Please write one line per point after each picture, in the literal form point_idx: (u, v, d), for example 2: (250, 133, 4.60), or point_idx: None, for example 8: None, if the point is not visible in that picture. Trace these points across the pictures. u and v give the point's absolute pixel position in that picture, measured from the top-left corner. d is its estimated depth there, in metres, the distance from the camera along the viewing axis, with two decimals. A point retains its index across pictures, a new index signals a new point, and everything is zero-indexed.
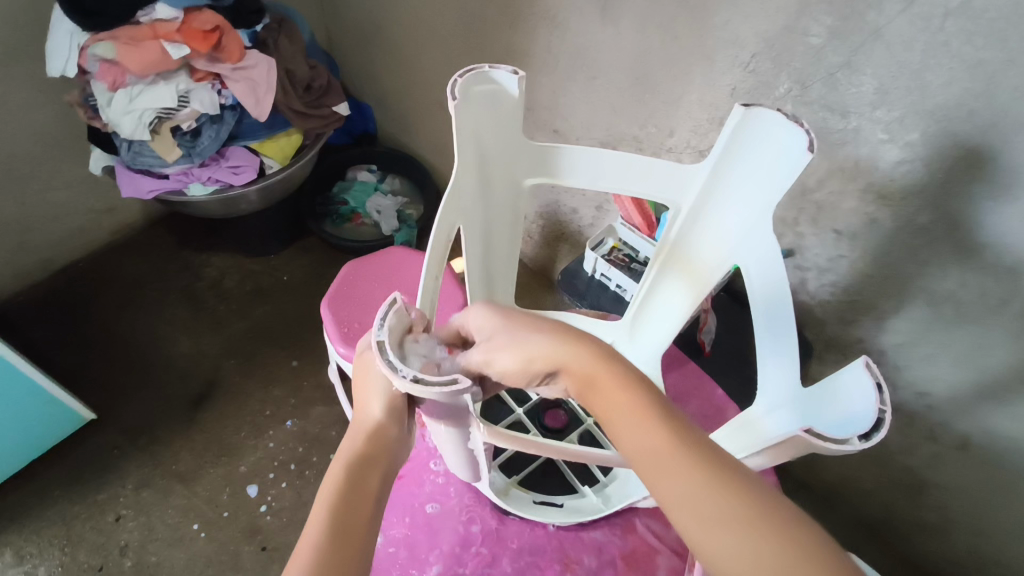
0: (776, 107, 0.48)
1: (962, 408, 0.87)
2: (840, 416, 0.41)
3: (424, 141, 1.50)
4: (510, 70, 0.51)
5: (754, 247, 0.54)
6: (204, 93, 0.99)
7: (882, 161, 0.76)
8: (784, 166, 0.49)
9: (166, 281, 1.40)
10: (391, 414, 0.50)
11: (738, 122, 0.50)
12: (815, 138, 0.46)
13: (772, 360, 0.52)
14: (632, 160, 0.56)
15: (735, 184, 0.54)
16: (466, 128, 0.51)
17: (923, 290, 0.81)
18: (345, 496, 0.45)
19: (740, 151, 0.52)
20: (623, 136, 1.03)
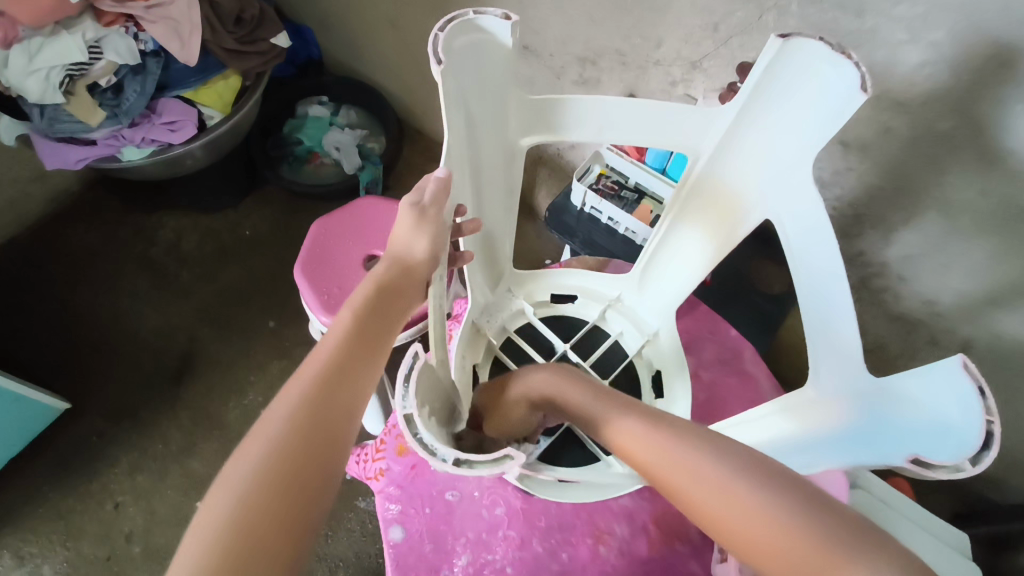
0: (820, 37, 0.40)
1: (970, 314, 0.86)
2: (933, 423, 0.41)
3: (379, 64, 1.36)
4: (500, 15, 0.43)
5: (790, 203, 0.47)
6: (119, 40, 0.85)
7: (900, 65, 0.68)
8: (827, 108, 0.42)
9: (117, 250, 1.29)
10: (429, 260, 0.50)
11: (772, 57, 0.42)
12: (868, 75, 0.39)
13: (826, 345, 0.49)
14: (645, 106, 0.48)
15: (765, 130, 0.47)
16: (454, 89, 0.44)
17: (937, 200, 0.77)
18: (356, 341, 0.43)
19: (773, 91, 0.44)
20: (604, 50, 0.93)
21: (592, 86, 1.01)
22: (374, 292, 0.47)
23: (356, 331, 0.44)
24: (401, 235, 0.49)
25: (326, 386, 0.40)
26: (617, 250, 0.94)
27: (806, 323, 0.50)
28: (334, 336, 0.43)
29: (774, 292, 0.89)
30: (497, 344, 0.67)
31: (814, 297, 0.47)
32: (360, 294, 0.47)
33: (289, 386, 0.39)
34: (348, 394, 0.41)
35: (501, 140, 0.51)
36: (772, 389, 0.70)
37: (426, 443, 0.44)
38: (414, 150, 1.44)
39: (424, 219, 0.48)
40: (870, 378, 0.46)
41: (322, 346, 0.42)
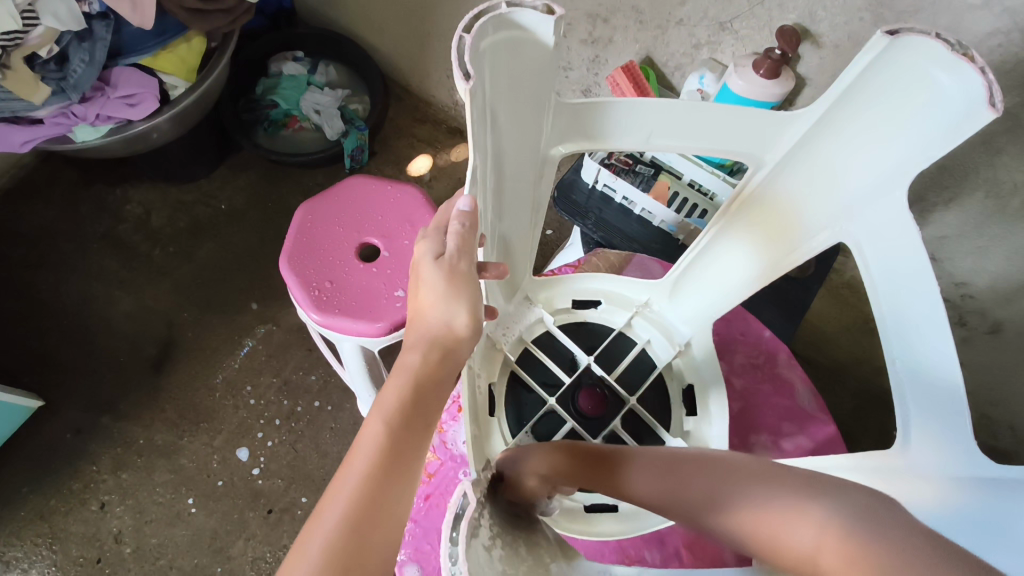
0: (934, 34, 0.35)
1: (1006, 299, 0.80)
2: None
3: (359, 15, 1.23)
4: (540, 7, 0.35)
5: (878, 217, 0.44)
6: (57, 1, 0.73)
7: (967, 33, 0.59)
8: (936, 119, 0.38)
9: (81, 227, 1.18)
10: (473, 331, 0.44)
11: (876, 57, 0.37)
12: (994, 83, 0.34)
13: (923, 398, 0.42)
14: (711, 115, 0.42)
15: (853, 135, 0.42)
16: (483, 95, 0.37)
17: (988, 181, 0.70)
18: (391, 458, 0.37)
19: (871, 94, 0.39)
20: (618, 6, 0.83)
21: (602, 46, 0.91)
22: (410, 392, 0.40)
23: (393, 441, 0.37)
24: (435, 301, 0.43)
25: (358, 527, 0.33)
26: (632, 233, 0.86)
27: (891, 365, 0.44)
28: (368, 449, 0.37)
29: (797, 276, 0.81)
30: (514, 357, 0.60)
31: (897, 331, 0.43)
32: (393, 392, 0.40)
33: (313, 527, 0.33)
34: (386, 534, 0.34)
35: (532, 148, 0.45)
36: (810, 395, 0.64)
37: None
38: (401, 111, 1.32)
39: (458, 278, 0.42)
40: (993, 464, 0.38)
41: (349, 474, 0.35)
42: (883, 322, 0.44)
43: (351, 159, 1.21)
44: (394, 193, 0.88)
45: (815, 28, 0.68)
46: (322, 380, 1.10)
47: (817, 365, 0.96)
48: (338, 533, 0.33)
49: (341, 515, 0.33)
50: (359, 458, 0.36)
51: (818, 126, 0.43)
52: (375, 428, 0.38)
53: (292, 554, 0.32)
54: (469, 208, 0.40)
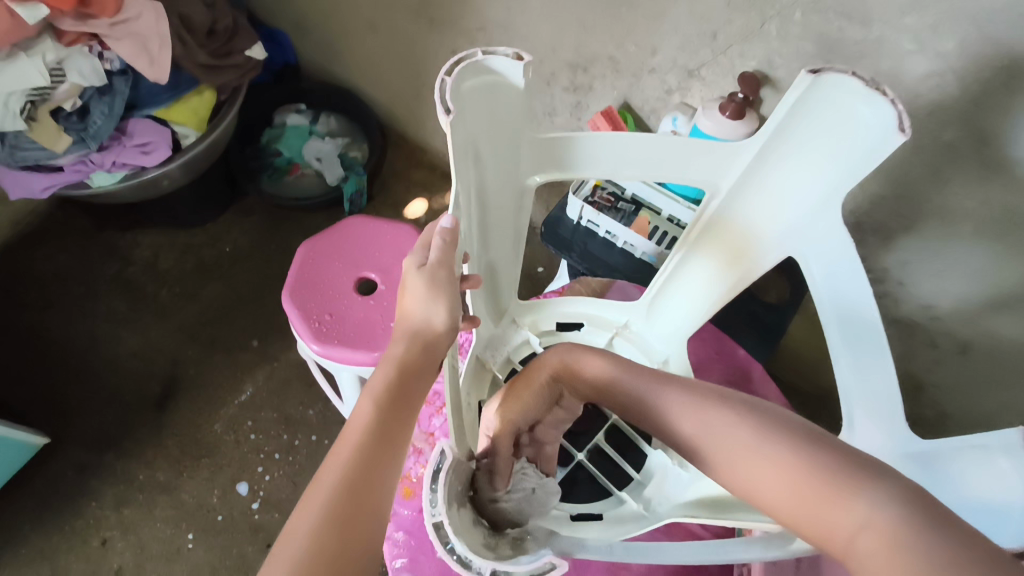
0: (852, 72, 0.41)
1: (970, 319, 0.84)
2: (1000, 506, 0.38)
3: (359, 69, 1.31)
4: (511, 54, 0.41)
5: (820, 234, 0.49)
6: (82, 60, 0.81)
7: (907, 74, 0.66)
8: (860, 144, 0.43)
9: (92, 270, 1.23)
10: (449, 330, 0.48)
11: (802, 93, 0.43)
12: (904, 111, 0.40)
13: (861, 396, 0.47)
14: (667, 144, 0.48)
15: (793, 161, 0.47)
16: (464, 130, 0.42)
17: (941, 209, 0.75)
18: (380, 436, 0.41)
19: (804, 125, 0.45)
20: (595, 57, 0.90)
21: (583, 92, 0.98)
22: (395, 377, 0.44)
23: (380, 421, 0.41)
24: (418, 303, 0.47)
25: (354, 487, 0.37)
26: (616, 265, 0.91)
27: (837, 367, 0.48)
28: (358, 428, 0.41)
29: (771, 302, 0.85)
30: (502, 377, 0.64)
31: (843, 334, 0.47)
32: (379, 379, 0.44)
33: (309, 496, 0.37)
34: (376, 501, 0.38)
35: (511, 179, 0.50)
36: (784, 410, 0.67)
37: (459, 555, 0.42)
38: (398, 157, 1.39)
39: (438, 284, 0.46)
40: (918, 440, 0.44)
41: (340, 452, 0.39)
42: (828, 326, 0.48)
43: (351, 203, 1.27)
44: (390, 231, 0.93)
45: (773, 73, 0.75)
46: (320, 414, 1.13)
47: (799, 388, 0.99)
48: (332, 502, 0.36)
49: (335, 486, 0.37)
50: (349, 437, 0.40)
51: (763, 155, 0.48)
52: (365, 410, 0.42)
53: (291, 520, 0.36)
54: (451, 226, 0.45)
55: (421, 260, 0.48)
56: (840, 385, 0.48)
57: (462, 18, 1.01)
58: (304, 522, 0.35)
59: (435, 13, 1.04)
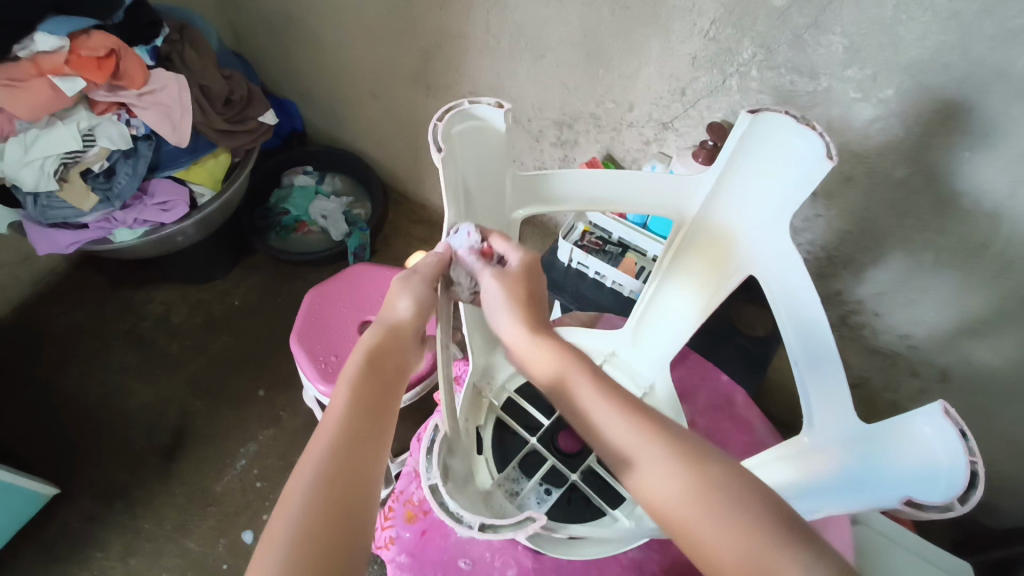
0: (785, 110, 0.48)
1: (944, 347, 0.87)
2: (923, 466, 0.42)
3: (362, 133, 1.41)
4: (493, 103, 0.48)
5: (773, 254, 0.54)
6: (111, 126, 0.88)
7: (856, 120, 0.73)
8: (798, 171, 0.49)
9: (106, 326, 1.28)
10: (417, 317, 0.52)
11: (745, 128, 0.50)
12: (829, 141, 0.46)
13: (817, 393, 0.51)
14: (634, 178, 0.54)
15: (744, 189, 0.54)
16: (454, 168, 0.49)
17: (903, 241, 0.80)
18: (357, 423, 0.44)
19: (749, 156, 0.52)
20: (579, 114, 0.99)
21: (570, 146, 1.06)
22: (370, 358, 0.48)
23: (356, 408, 0.45)
24: (393, 295, 0.52)
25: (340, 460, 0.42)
26: (606, 304, 0.95)
27: (796, 370, 0.52)
28: (338, 414, 0.44)
29: (759, 336, 0.88)
30: (497, 404, 0.68)
31: (799, 338, 0.52)
32: (351, 366, 0.47)
33: (294, 481, 0.41)
34: (359, 476, 0.42)
35: (498, 213, 0.56)
36: (767, 431, 0.71)
37: (451, 511, 0.49)
38: (399, 213, 1.47)
39: (408, 283, 0.52)
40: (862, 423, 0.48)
41: (319, 442, 0.43)
42: (787, 333, 0.53)
43: (354, 256, 1.34)
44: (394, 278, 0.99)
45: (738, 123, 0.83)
46: None
47: (789, 422, 1.02)
48: (316, 489, 0.40)
49: (317, 471, 0.41)
50: (327, 426, 0.44)
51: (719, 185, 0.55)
52: (341, 399, 0.45)
53: (279, 507, 0.40)
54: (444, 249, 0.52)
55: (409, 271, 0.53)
56: (799, 385, 0.52)
57: (456, 84, 1.11)
58: (299, 492, 0.40)
59: (431, 80, 1.14)
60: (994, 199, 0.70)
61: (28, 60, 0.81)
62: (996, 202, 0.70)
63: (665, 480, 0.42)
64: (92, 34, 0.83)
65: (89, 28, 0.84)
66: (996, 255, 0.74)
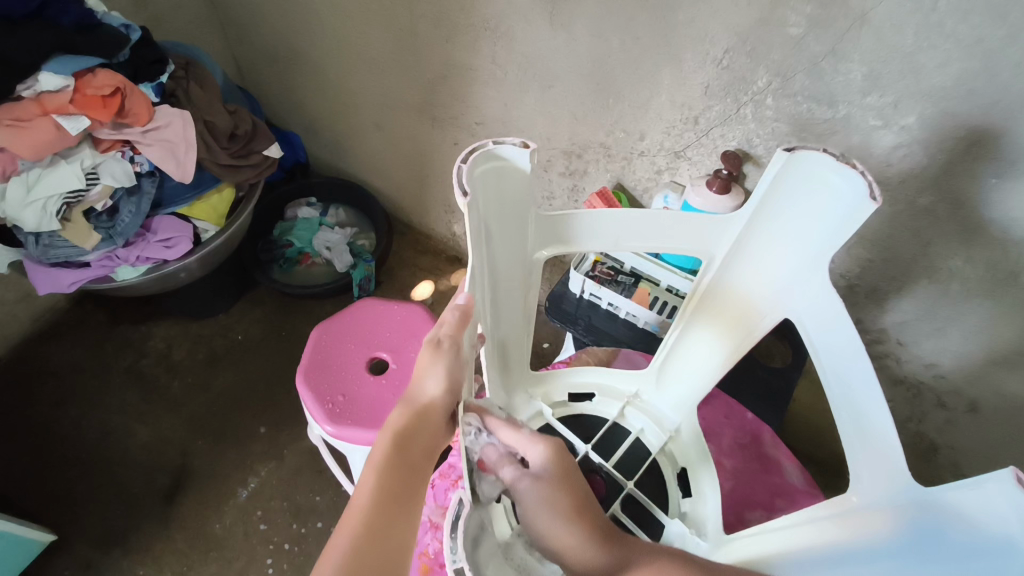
0: (822, 149, 0.46)
1: (972, 377, 0.85)
2: (998, 538, 0.37)
3: (366, 164, 1.40)
4: (518, 143, 0.46)
5: (811, 298, 0.52)
6: (115, 164, 0.87)
7: (876, 148, 0.71)
8: (835, 213, 0.47)
9: (106, 364, 1.25)
10: (446, 395, 0.50)
11: (780, 169, 0.48)
12: (875, 184, 0.44)
13: (862, 447, 0.49)
14: (661, 220, 0.52)
15: (779, 230, 0.52)
16: (477, 212, 0.47)
17: (927, 270, 0.78)
18: (385, 509, 0.44)
19: (784, 199, 0.50)
20: (588, 144, 0.98)
21: (578, 176, 1.05)
22: (394, 442, 0.47)
23: (385, 492, 0.44)
24: (419, 372, 0.50)
25: (364, 548, 0.41)
26: (620, 336, 0.93)
27: (839, 421, 0.51)
28: (364, 497, 0.44)
29: (778, 367, 0.85)
30: None
31: (841, 387, 0.50)
32: (379, 449, 0.47)
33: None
34: (389, 565, 0.42)
35: (520, 254, 0.54)
36: (797, 471, 0.68)
37: None
38: (403, 244, 1.46)
39: (441, 352, 0.49)
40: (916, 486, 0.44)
41: (353, 529, 0.42)
42: (829, 383, 0.51)
43: (360, 288, 1.31)
44: (401, 311, 0.97)
45: (753, 151, 0.81)
46: (328, 500, 1.12)
47: (811, 456, 0.98)
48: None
49: (341, 561, 0.40)
50: (355, 515, 0.43)
51: (751, 225, 0.53)
52: (369, 476, 0.45)
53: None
54: (464, 302, 0.49)
55: (437, 334, 0.50)
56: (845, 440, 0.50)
57: (462, 115, 1.10)
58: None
59: (437, 112, 1.13)
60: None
61: (32, 99, 0.79)
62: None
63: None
64: (98, 72, 0.82)
65: (95, 67, 0.83)
66: None
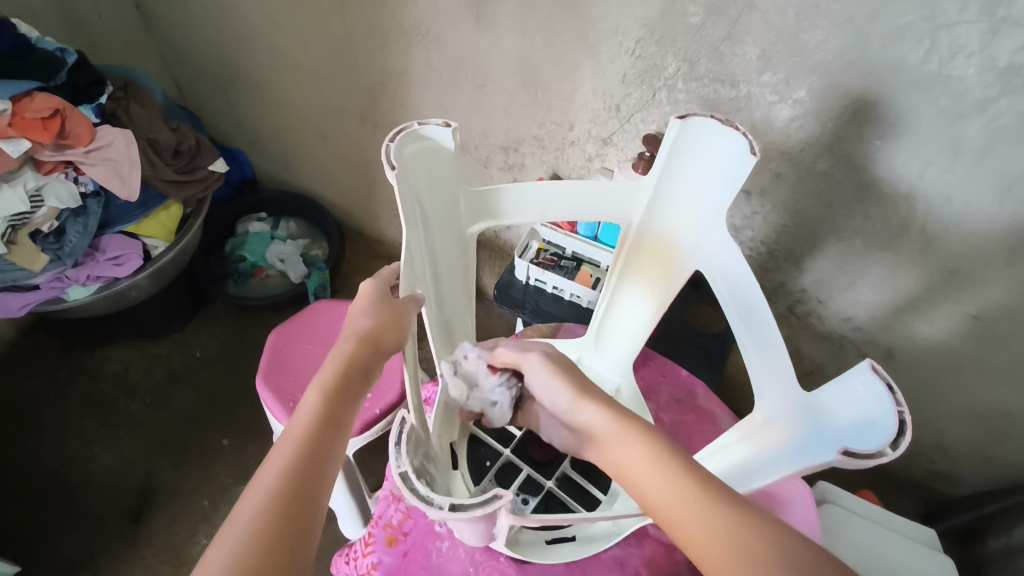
0: (711, 114, 0.52)
1: (884, 325, 0.93)
2: (860, 420, 0.44)
3: (314, 176, 1.43)
4: (440, 123, 0.51)
5: (715, 249, 0.58)
6: (60, 186, 0.88)
7: (777, 120, 0.79)
8: (727, 171, 0.53)
9: (61, 391, 1.24)
10: (394, 332, 0.52)
11: (678, 135, 0.53)
12: (755, 142, 0.50)
13: (763, 371, 0.55)
14: (579, 188, 0.58)
15: (684, 191, 0.57)
16: (407, 188, 0.51)
17: (833, 229, 0.86)
18: (316, 438, 0.42)
19: (683, 163, 0.56)
20: (523, 138, 1.03)
21: (517, 170, 1.11)
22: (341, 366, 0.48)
23: (317, 423, 0.43)
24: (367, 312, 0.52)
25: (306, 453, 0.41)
26: (565, 316, 0.98)
27: (742, 345, 0.56)
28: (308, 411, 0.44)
29: (713, 332, 0.92)
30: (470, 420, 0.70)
31: (745, 327, 0.56)
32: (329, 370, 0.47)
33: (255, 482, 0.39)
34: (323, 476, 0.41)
35: (455, 229, 0.59)
36: (729, 419, 0.74)
37: (421, 495, 0.48)
38: (356, 251, 1.49)
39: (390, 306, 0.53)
40: (800, 394, 0.51)
41: (285, 442, 0.41)
42: (735, 324, 0.57)
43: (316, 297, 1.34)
44: None
45: None
46: None
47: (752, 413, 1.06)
48: (275, 496, 0.38)
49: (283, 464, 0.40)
50: (286, 438, 0.41)
51: (661, 189, 0.58)
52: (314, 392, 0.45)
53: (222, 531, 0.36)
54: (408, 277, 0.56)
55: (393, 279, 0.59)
56: (749, 370, 0.56)
57: (402, 119, 1.14)
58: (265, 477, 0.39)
59: (378, 118, 1.17)
60: (908, 181, 0.76)
61: None
62: (910, 183, 0.76)
63: (639, 450, 0.44)
64: (36, 95, 0.83)
65: (33, 90, 0.84)
66: (916, 234, 0.80)
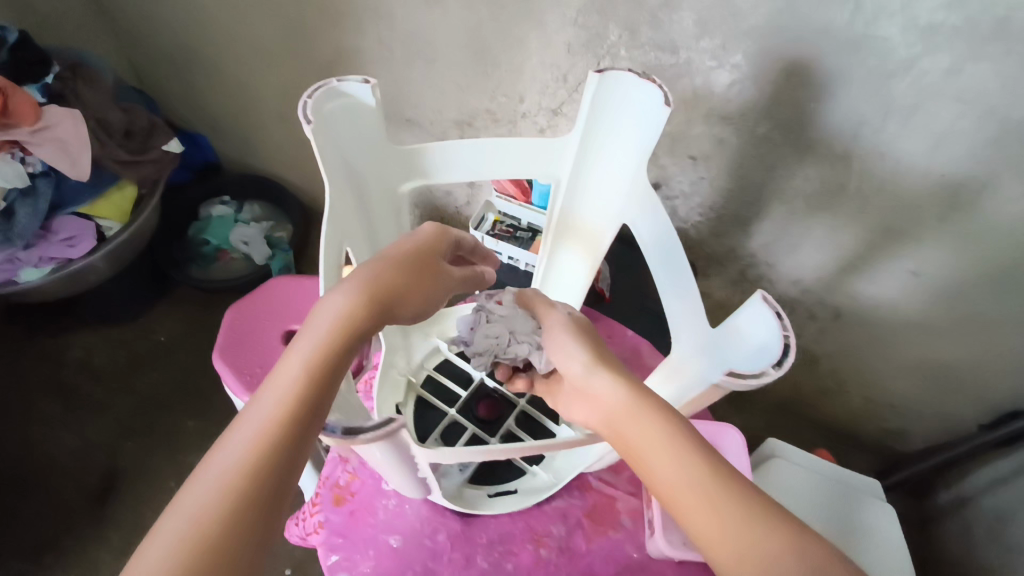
0: (627, 68, 0.53)
1: (830, 285, 0.96)
2: (752, 347, 0.46)
3: (276, 158, 1.43)
4: (359, 80, 0.52)
5: (639, 202, 0.59)
6: (5, 165, 0.88)
7: (717, 86, 0.80)
8: (646, 124, 0.55)
9: (23, 378, 1.24)
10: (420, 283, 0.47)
11: (598, 90, 0.55)
12: (669, 93, 0.51)
13: (677, 311, 0.57)
14: (505, 144, 0.59)
15: (608, 146, 0.59)
16: (328, 144, 0.52)
17: (777, 193, 0.88)
18: (317, 386, 0.39)
19: (605, 117, 0.57)
20: (477, 112, 1.04)
21: None
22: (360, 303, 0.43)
23: (320, 371, 0.39)
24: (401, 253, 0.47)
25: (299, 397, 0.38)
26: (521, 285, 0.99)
27: (661, 287, 0.59)
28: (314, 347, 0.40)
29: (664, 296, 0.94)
30: (417, 382, 0.72)
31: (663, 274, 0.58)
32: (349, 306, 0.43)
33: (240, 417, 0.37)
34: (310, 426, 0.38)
35: (387, 187, 0.60)
36: None
37: None
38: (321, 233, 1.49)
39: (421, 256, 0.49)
40: (709, 330, 0.52)
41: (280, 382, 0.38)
42: (655, 271, 0.59)
43: None
44: (314, 286, 1.01)
45: None
46: None
47: None
48: (256, 446, 0.35)
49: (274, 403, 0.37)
50: (282, 379, 0.38)
51: (587, 145, 0.60)
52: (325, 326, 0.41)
53: (194, 472, 0.34)
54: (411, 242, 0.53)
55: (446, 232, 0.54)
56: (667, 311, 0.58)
57: None
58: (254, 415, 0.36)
59: None
60: (843, 141, 0.78)
61: None
62: (845, 144, 0.78)
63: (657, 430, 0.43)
64: None
65: None
66: (854, 194, 0.82)
